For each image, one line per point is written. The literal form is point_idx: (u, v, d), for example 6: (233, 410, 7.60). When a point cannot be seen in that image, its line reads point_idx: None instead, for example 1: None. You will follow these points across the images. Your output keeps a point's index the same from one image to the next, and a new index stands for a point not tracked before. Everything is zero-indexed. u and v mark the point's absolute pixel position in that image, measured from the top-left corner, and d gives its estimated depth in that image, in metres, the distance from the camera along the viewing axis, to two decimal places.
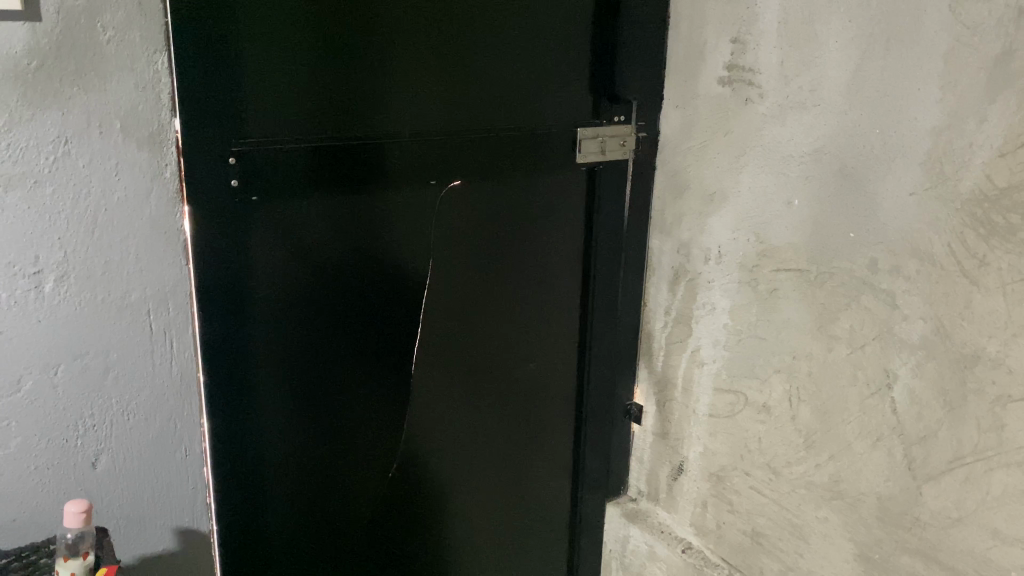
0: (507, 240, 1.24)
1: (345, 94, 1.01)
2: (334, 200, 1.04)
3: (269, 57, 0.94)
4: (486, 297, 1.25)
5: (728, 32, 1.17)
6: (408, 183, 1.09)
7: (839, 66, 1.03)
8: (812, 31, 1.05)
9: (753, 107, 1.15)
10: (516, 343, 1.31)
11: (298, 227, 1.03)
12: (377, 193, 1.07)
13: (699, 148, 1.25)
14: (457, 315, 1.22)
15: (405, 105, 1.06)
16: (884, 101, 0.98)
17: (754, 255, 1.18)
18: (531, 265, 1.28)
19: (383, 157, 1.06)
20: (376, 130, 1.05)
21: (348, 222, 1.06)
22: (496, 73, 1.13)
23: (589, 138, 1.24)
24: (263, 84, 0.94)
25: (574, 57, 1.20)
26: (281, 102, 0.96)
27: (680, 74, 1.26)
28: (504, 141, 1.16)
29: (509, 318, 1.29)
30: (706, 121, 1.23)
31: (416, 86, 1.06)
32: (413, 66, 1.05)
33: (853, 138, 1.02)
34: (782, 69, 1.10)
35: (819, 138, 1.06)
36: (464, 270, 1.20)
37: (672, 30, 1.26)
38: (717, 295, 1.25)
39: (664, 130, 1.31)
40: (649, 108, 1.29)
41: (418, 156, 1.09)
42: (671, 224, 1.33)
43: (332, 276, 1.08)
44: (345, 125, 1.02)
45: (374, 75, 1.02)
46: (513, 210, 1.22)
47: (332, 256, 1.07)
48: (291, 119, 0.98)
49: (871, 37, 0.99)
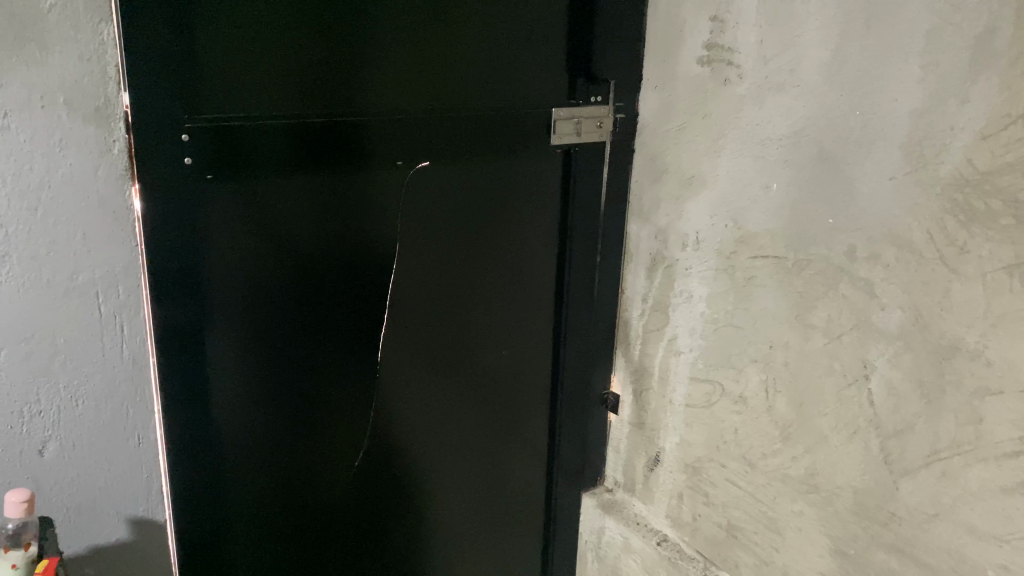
0: (479, 222, 1.20)
1: (315, 71, 0.98)
2: (296, 174, 1.00)
3: (243, 19, 0.91)
4: (458, 280, 1.21)
5: (707, 10, 1.13)
6: (373, 164, 1.06)
7: (819, 45, 0.99)
8: (792, 9, 1.01)
9: (731, 88, 1.11)
10: (490, 328, 1.28)
11: (258, 208, 0.99)
12: (342, 173, 1.04)
13: (677, 131, 1.21)
14: (428, 299, 1.19)
15: (382, 78, 1.03)
16: (865, 81, 0.95)
17: (732, 242, 1.14)
18: (503, 250, 1.25)
19: (349, 136, 1.02)
20: (351, 104, 1.02)
21: (312, 202, 1.03)
22: (473, 54, 1.09)
23: (564, 119, 1.20)
24: (219, 58, 0.90)
25: (549, 35, 1.16)
26: (255, 66, 0.93)
27: (659, 54, 1.22)
28: (476, 123, 1.13)
29: (482, 302, 1.25)
30: (684, 103, 1.19)
31: (393, 57, 1.03)
32: (392, 38, 1.02)
33: (833, 119, 0.99)
34: (761, 48, 1.06)
35: (798, 120, 1.03)
36: (435, 254, 1.17)
37: (651, 7, 1.22)
38: (694, 283, 1.22)
39: (642, 110, 1.27)
40: (628, 88, 1.25)
41: (387, 137, 1.05)
42: (649, 209, 1.29)
43: (294, 257, 1.04)
44: (312, 103, 0.99)
45: (352, 44, 0.99)
46: (486, 193, 1.19)
47: (295, 237, 1.03)
48: (263, 85, 0.94)
49: (851, 14, 0.95)
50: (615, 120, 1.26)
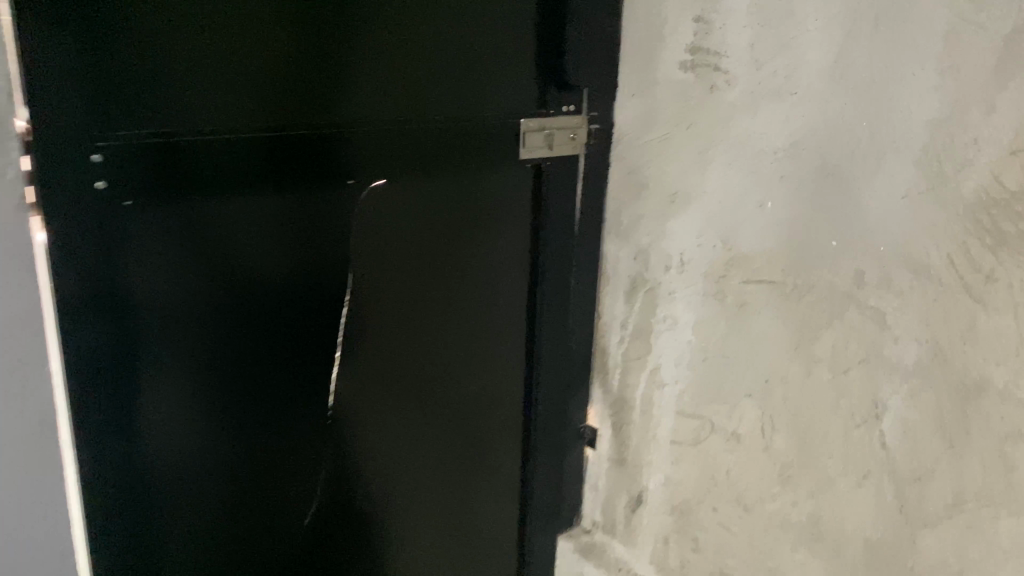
0: (443, 243, 1.08)
1: (260, 76, 0.85)
2: (233, 197, 0.87)
3: (178, 10, 0.78)
4: (421, 308, 1.09)
5: (691, 10, 1.02)
6: (321, 182, 0.93)
7: (820, 47, 0.89)
8: (788, 8, 0.91)
9: (719, 95, 1.01)
10: (458, 359, 1.15)
11: (191, 233, 0.86)
12: (287, 192, 0.91)
13: (658, 142, 1.10)
14: (388, 329, 1.06)
15: (339, 84, 0.90)
16: (873, 88, 0.85)
17: (722, 265, 1.04)
18: (469, 272, 1.12)
19: (299, 151, 0.90)
20: (304, 112, 0.89)
21: (254, 225, 0.89)
22: (439, 60, 0.98)
23: (535, 130, 1.09)
24: (139, 62, 0.77)
25: (516, 37, 1.04)
26: (192, 67, 0.80)
27: (636, 57, 1.11)
28: (438, 136, 1.01)
29: (448, 331, 1.13)
30: (666, 112, 1.08)
31: (353, 62, 0.91)
32: (352, 37, 0.90)
33: (836, 131, 0.89)
34: (753, 51, 0.96)
35: (796, 131, 0.93)
36: (394, 279, 1.04)
37: (627, 7, 1.11)
38: (679, 308, 1.11)
39: (619, 120, 1.16)
40: (603, 96, 1.14)
41: (341, 151, 0.93)
42: (628, 227, 1.18)
43: (231, 291, 0.90)
44: (256, 113, 0.85)
45: (307, 44, 0.87)
46: (450, 210, 1.07)
47: (235, 265, 0.90)
48: (201, 89, 0.81)
49: (856, 14, 0.85)
50: (590, 131, 1.15)
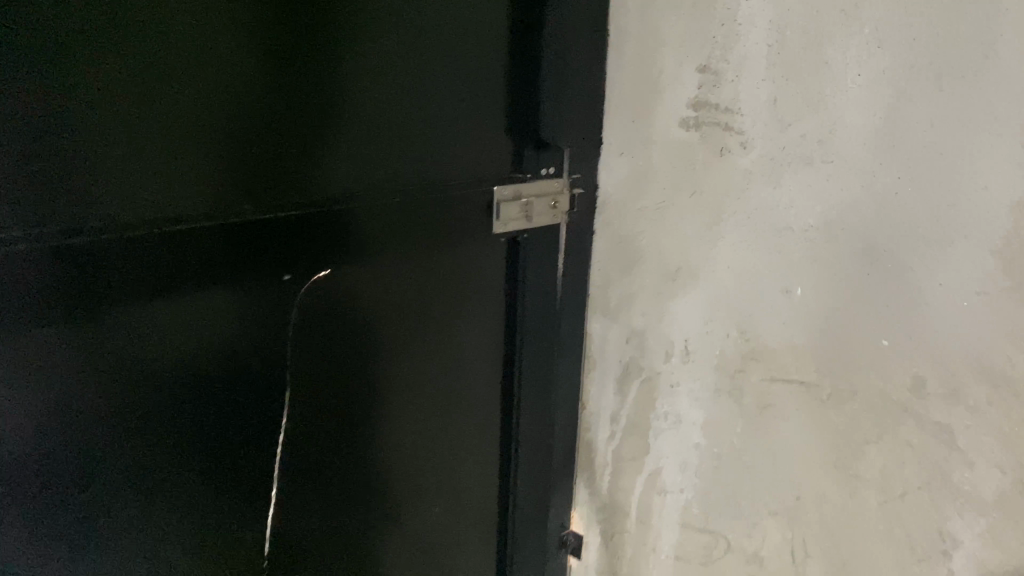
0: (409, 339, 0.85)
1: (253, 147, 0.64)
2: (163, 300, 0.62)
3: (154, 36, 0.56)
4: (392, 426, 0.86)
5: (694, 57, 0.86)
6: (272, 283, 0.69)
7: (865, 108, 0.73)
8: (821, 58, 0.76)
9: (731, 158, 0.85)
10: (423, 477, 0.92)
11: (69, 337, 0.57)
12: (237, 286, 0.67)
13: (653, 211, 0.93)
14: (342, 453, 0.82)
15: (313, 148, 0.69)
16: (935, 160, 0.70)
17: (737, 357, 0.88)
18: (438, 369, 0.90)
19: (274, 243, 0.68)
20: (269, 184, 0.66)
21: (161, 327, 0.62)
22: (446, 141, 0.81)
23: (510, 199, 0.90)
24: (91, 83, 0.54)
25: (489, 83, 0.83)
26: (137, 109, 0.57)
27: (625, 110, 0.94)
28: (425, 226, 0.82)
29: (412, 445, 0.89)
30: (663, 175, 0.92)
31: (365, 138, 0.73)
32: (336, 87, 0.69)
33: (887, 209, 0.73)
34: (777, 109, 0.80)
35: (833, 206, 0.77)
36: (351, 389, 0.81)
37: (612, 52, 0.94)
38: (684, 404, 0.95)
39: (602, 182, 0.99)
40: (586, 154, 0.97)
41: (323, 247, 0.72)
42: (616, 306, 1.00)
43: (122, 414, 0.62)
44: (236, 192, 0.64)
45: (282, 94, 0.65)
46: (417, 298, 0.85)
47: (129, 379, 0.62)
48: (144, 147, 0.58)
49: (912, 69, 0.70)
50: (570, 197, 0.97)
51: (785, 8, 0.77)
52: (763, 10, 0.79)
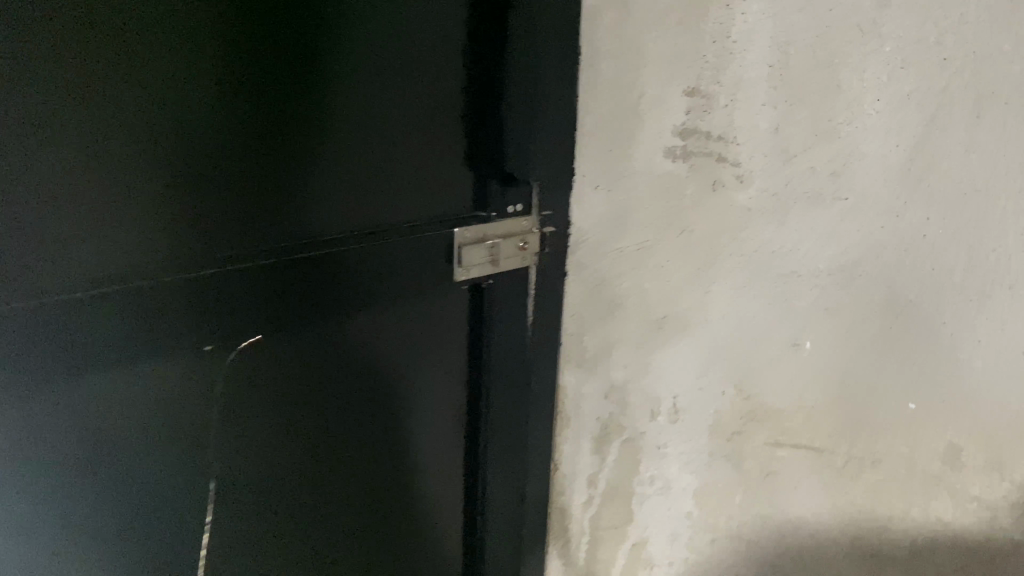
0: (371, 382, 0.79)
1: (202, 177, 0.63)
2: (85, 318, 0.60)
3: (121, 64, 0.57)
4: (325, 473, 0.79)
5: (681, 79, 0.76)
6: (201, 310, 0.66)
7: (886, 137, 0.64)
8: (832, 81, 0.66)
9: (725, 194, 0.75)
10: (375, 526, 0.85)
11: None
12: (168, 316, 0.64)
13: (635, 251, 0.83)
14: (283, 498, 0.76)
15: (269, 173, 0.67)
16: (971, 199, 0.61)
17: (736, 417, 0.78)
18: (401, 416, 0.83)
19: (216, 280, 0.66)
20: (220, 206, 0.65)
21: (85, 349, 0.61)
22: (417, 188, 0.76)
23: (472, 243, 0.80)
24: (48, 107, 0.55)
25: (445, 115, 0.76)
26: (101, 135, 0.58)
27: (600, 139, 0.83)
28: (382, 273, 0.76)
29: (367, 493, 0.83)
30: (646, 212, 0.81)
31: (318, 174, 0.69)
32: (300, 114, 0.67)
33: (911, 255, 0.64)
34: (779, 138, 0.70)
35: (847, 250, 0.68)
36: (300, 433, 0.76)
37: (586, 72, 0.83)
38: (673, 468, 0.85)
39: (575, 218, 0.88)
40: (557, 188, 0.86)
41: (260, 287, 0.68)
42: (594, 357, 0.89)
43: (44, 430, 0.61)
44: (184, 221, 0.63)
45: (250, 120, 0.64)
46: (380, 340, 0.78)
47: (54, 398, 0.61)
48: (109, 139, 0.58)
49: (940, 94, 0.61)
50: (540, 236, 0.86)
51: (790, 22, 0.68)
52: (763, 25, 0.70)
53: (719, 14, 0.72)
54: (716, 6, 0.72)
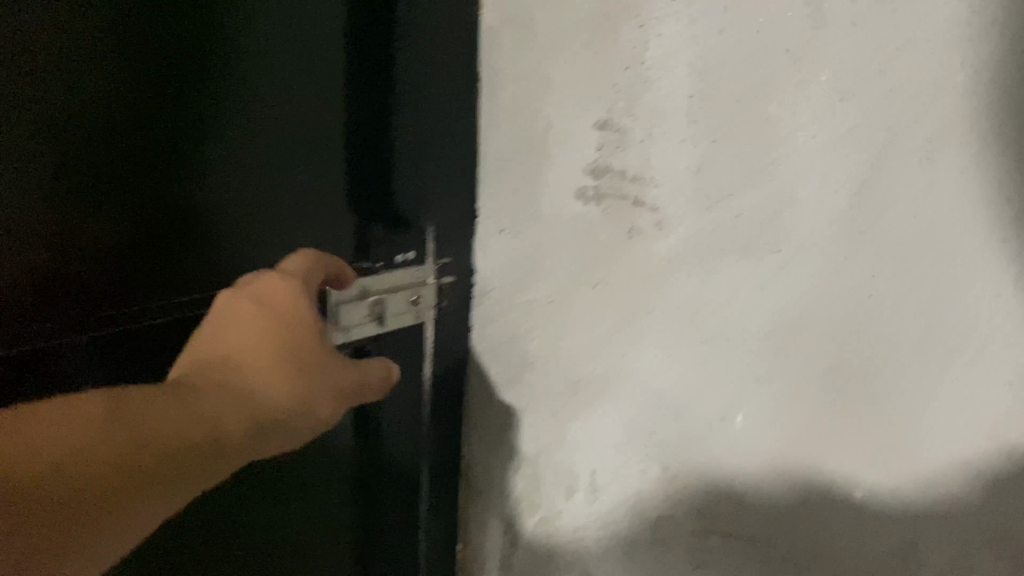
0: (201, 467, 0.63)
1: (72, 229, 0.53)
2: None
3: None
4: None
5: (590, 110, 0.66)
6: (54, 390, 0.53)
7: (823, 181, 0.55)
8: (759, 114, 0.57)
9: (642, 243, 0.65)
10: None
11: None
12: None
13: (545, 305, 0.73)
14: None
15: (164, 216, 0.57)
16: (924, 255, 0.52)
17: (658, 498, 0.69)
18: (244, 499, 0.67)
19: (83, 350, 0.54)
20: (94, 258, 0.54)
21: None
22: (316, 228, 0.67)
23: (356, 299, 0.68)
24: None
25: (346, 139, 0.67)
26: None
27: (503, 177, 0.73)
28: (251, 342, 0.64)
29: None
30: (557, 261, 0.71)
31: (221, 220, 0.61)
32: (204, 152, 0.58)
33: (854, 318, 0.55)
34: (701, 179, 0.61)
35: (779, 310, 0.59)
36: None
37: (487, 100, 0.73)
38: (591, 552, 0.75)
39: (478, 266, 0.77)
40: (455, 233, 0.75)
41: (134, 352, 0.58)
42: (505, 423, 0.79)
43: None
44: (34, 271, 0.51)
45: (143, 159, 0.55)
46: None
47: None
48: None
49: (883, 131, 0.52)
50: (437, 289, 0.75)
51: (710, 46, 0.59)
52: (682, 48, 0.60)
53: (633, 36, 0.63)
54: (629, 26, 0.63)
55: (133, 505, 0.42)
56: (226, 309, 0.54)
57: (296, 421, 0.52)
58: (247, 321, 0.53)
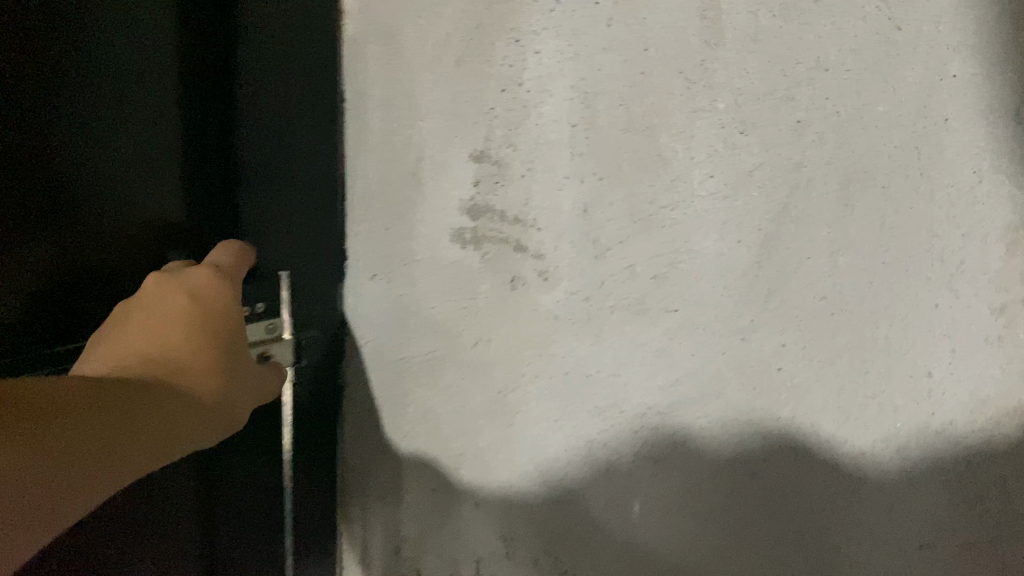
0: None
1: None
2: None
3: None
4: None
5: (463, 140, 0.56)
6: None
7: (725, 230, 0.46)
8: (650, 147, 0.48)
9: (524, 296, 0.55)
10: None
11: None
12: None
13: (418, 368, 0.62)
14: None
15: None
16: (839, 323, 0.43)
17: None
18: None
19: None
20: None
21: None
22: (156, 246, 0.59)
23: None
24: None
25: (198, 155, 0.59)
26: None
27: (372, 216, 0.63)
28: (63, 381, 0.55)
29: None
30: (431, 316, 0.61)
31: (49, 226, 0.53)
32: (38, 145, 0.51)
33: (763, 397, 0.46)
34: (587, 224, 0.51)
35: (679, 382, 0.49)
36: None
37: (354, 127, 0.63)
38: None
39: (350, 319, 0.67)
40: (321, 278, 0.65)
41: None
42: (381, 503, 0.68)
43: None
44: None
45: None
46: None
47: None
48: None
49: (786, 170, 0.43)
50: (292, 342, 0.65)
51: (594, 66, 0.49)
52: (561, 69, 0.51)
53: (507, 53, 0.53)
54: (503, 42, 0.53)
55: (99, 471, 0.40)
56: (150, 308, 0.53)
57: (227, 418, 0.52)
58: (173, 312, 0.53)
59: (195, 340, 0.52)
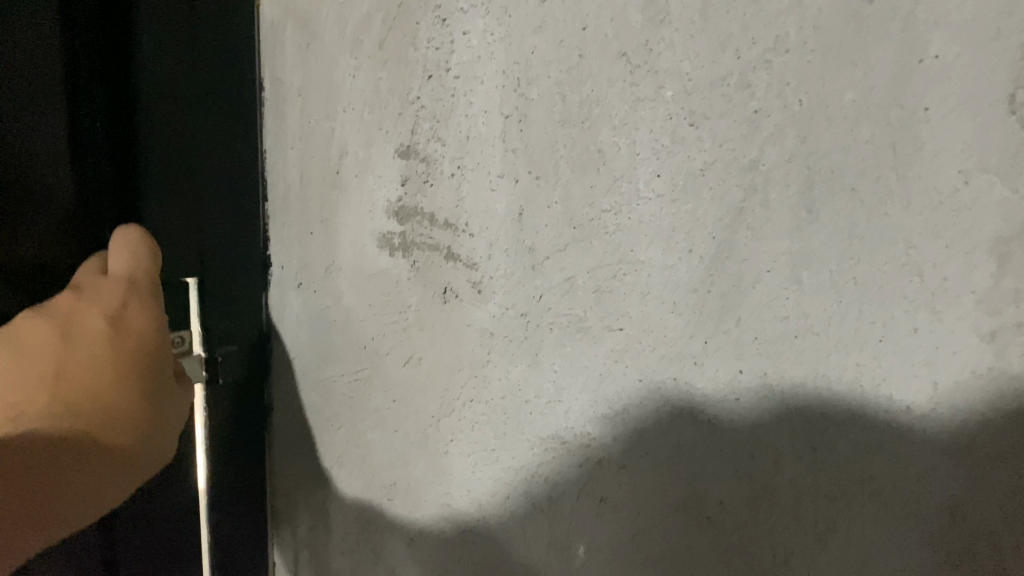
0: None
1: None
2: None
3: None
4: None
5: (388, 134, 0.50)
6: None
7: (671, 240, 0.39)
8: (589, 142, 0.41)
9: (455, 310, 0.49)
10: None
11: None
12: None
13: (349, 388, 0.56)
14: None
15: None
16: (802, 347, 0.37)
17: None
18: None
19: None
20: None
21: None
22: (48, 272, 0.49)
23: None
24: None
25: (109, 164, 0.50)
26: None
27: (295, 216, 0.57)
28: None
29: None
30: (359, 329, 0.54)
31: None
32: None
33: (718, 427, 0.40)
34: (522, 230, 0.45)
35: (623, 409, 0.43)
36: None
37: (274, 119, 0.57)
38: None
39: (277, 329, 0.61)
40: (242, 286, 0.59)
41: None
42: (312, 534, 0.62)
43: None
44: None
45: None
46: None
47: None
48: None
49: (741, 171, 0.37)
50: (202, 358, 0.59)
51: (527, 49, 0.42)
52: (490, 53, 0.44)
53: (433, 34, 0.46)
54: (427, 22, 0.46)
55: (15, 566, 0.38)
56: (68, 323, 0.46)
57: (148, 464, 0.48)
58: (94, 344, 0.46)
59: (121, 383, 0.46)
